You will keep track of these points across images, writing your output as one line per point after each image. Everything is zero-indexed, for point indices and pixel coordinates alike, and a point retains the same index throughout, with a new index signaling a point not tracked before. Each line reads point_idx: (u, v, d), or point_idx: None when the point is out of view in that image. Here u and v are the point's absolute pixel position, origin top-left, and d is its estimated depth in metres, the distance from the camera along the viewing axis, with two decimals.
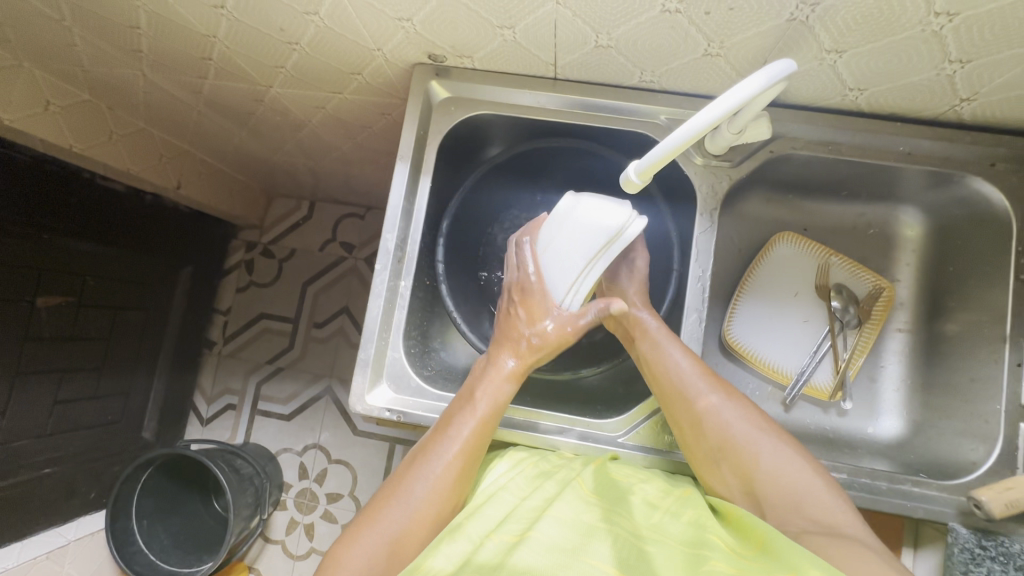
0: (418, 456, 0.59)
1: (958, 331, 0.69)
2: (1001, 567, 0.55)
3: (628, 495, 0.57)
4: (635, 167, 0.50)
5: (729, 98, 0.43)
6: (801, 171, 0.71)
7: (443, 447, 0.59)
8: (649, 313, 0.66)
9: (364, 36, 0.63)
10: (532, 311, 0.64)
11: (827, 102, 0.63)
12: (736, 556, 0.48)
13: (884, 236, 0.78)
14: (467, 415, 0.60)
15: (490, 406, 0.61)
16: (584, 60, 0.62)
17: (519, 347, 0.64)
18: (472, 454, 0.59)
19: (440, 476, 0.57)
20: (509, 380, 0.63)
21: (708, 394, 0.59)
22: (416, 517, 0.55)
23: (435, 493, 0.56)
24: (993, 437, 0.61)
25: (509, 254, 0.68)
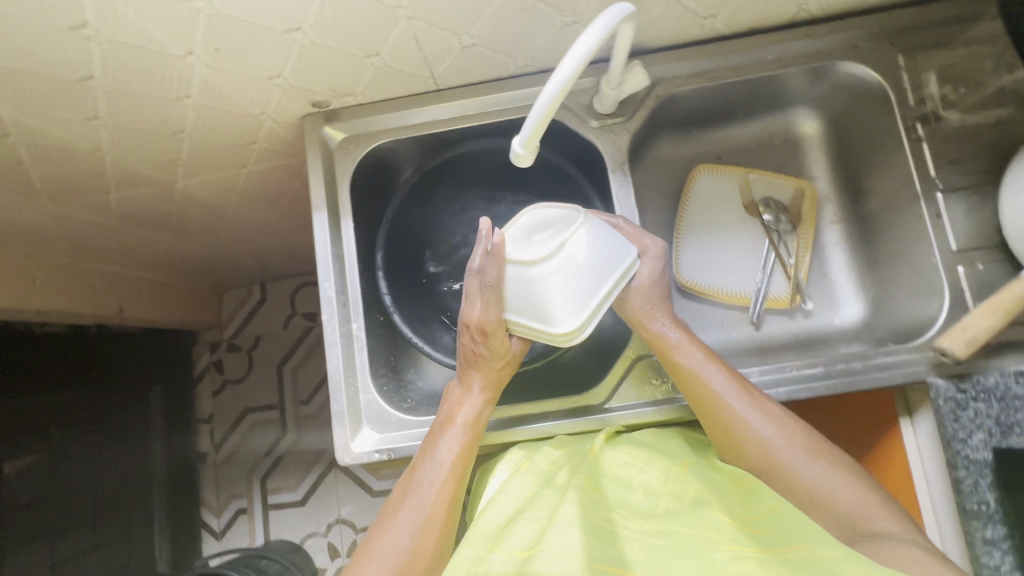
0: (408, 486, 0.57)
1: (880, 205, 0.73)
2: (985, 403, 0.58)
3: (633, 484, 0.57)
4: (520, 141, 0.52)
5: (604, 21, 0.46)
6: (692, 105, 0.75)
7: (429, 475, 0.57)
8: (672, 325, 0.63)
9: (244, 105, 0.65)
10: (495, 343, 0.62)
11: (690, 35, 0.66)
12: (750, 527, 0.49)
13: (789, 141, 0.81)
14: (453, 442, 0.59)
15: (472, 429, 0.60)
16: (457, 63, 0.64)
17: (490, 366, 0.62)
18: (462, 481, 0.58)
19: (433, 505, 0.56)
20: (483, 403, 0.62)
21: (744, 409, 0.58)
22: (415, 548, 0.54)
23: (429, 521, 0.55)
24: (940, 288, 0.64)
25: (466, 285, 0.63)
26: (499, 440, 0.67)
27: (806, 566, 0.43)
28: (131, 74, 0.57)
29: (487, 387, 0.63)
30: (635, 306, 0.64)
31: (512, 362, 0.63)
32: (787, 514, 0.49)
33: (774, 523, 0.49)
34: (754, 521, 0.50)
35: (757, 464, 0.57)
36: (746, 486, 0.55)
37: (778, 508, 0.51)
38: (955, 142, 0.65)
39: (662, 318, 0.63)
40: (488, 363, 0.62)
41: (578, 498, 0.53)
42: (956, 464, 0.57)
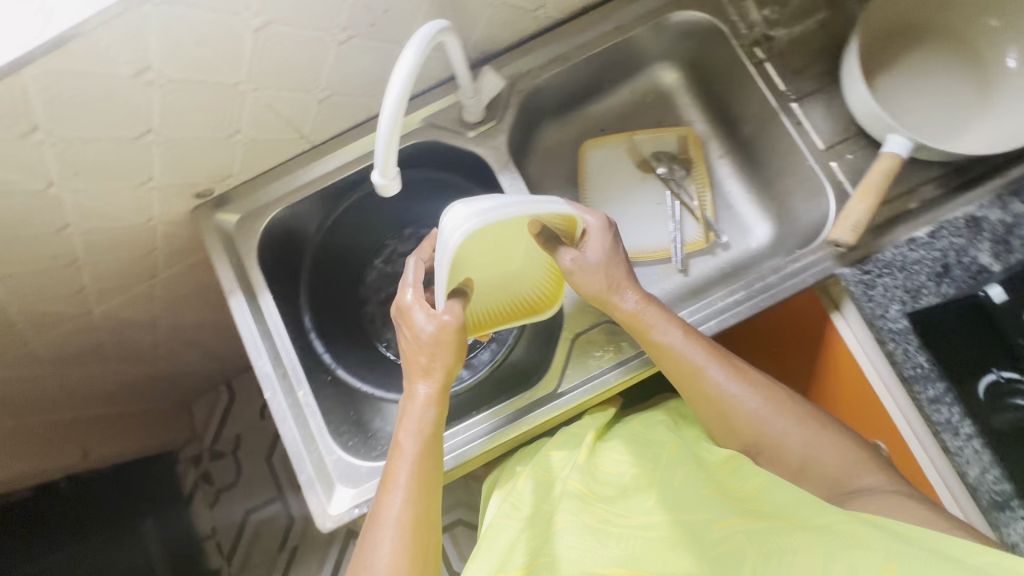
0: (378, 507, 0.55)
1: (752, 130, 0.77)
2: (889, 276, 0.62)
3: (624, 479, 0.60)
4: (378, 172, 0.52)
5: (419, 38, 0.48)
6: (557, 90, 0.78)
7: (397, 488, 0.55)
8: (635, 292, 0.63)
9: (128, 215, 0.65)
10: (412, 323, 0.60)
11: (529, 29, 0.70)
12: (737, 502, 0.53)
13: (659, 96, 0.85)
14: (415, 450, 0.56)
15: (429, 428, 0.58)
16: (320, 117, 0.66)
17: (432, 352, 0.59)
18: (432, 488, 0.56)
19: (406, 522, 0.53)
20: (435, 398, 0.59)
21: (726, 383, 0.60)
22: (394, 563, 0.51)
23: (408, 538, 0.53)
24: (822, 187, 0.68)
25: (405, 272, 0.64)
26: (477, 456, 0.66)
27: (793, 524, 0.46)
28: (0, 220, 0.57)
29: (430, 374, 0.59)
30: (604, 296, 0.63)
31: (446, 340, 0.58)
32: (773, 487, 0.53)
33: (759, 498, 0.53)
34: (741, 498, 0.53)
35: (743, 434, 0.60)
36: (735, 467, 0.58)
37: (764, 484, 0.54)
38: (793, 53, 0.70)
39: (635, 300, 0.62)
40: (430, 347, 0.59)
41: (575, 509, 0.55)
42: (885, 338, 0.60)
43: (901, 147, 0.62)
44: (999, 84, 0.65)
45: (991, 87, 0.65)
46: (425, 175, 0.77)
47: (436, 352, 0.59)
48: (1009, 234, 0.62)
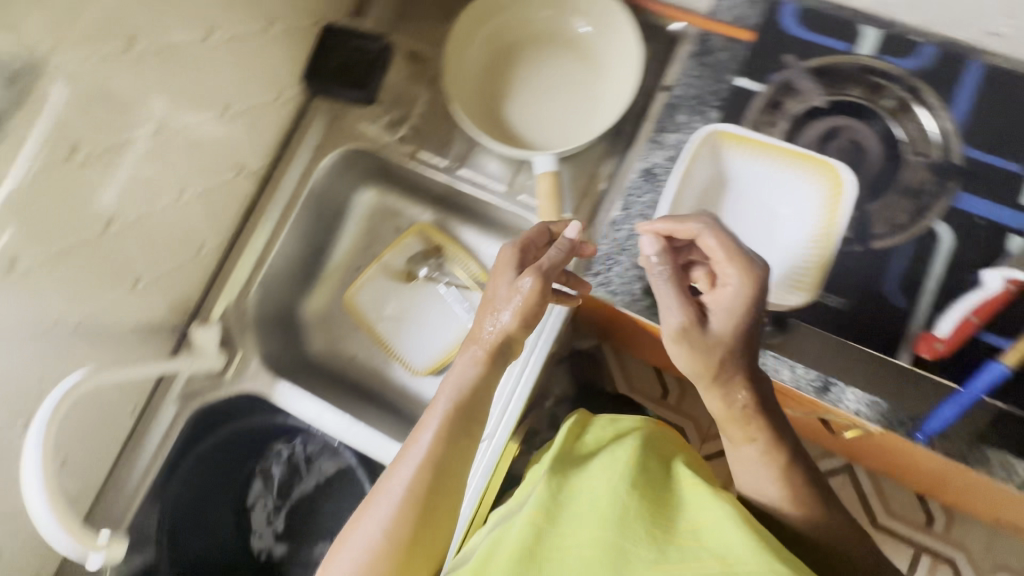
0: (370, 500, 0.50)
1: (459, 197, 0.79)
2: (607, 265, 0.64)
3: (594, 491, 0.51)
4: (90, 555, 0.51)
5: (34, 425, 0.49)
6: (282, 279, 0.80)
7: (393, 491, 0.49)
8: (733, 378, 0.50)
9: None
10: (499, 292, 0.56)
11: (210, 264, 0.72)
12: (682, 537, 0.46)
13: (380, 213, 0.87)
14: (438, 432, 0.51)
15: (462, 402, 0.53)
16: (77, 476, 0.65)
17: (482, 341, 0.56)
18: (439, 493, 0.50)
19: (393, 533, 0.48)
20: (481, 365, 0.55)
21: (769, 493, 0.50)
22: (374, 549, 0.47)
23: (386, 551, 0.47)
24: (528, 217, 0.71)
25: (503, 266, 0.58)
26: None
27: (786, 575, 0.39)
28: None
29: (487, 356, 0.55)
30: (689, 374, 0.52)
31: (503, 335, 0.55)
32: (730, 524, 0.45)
33: (703, 533, 0.46)
34: (685, 529, 0.47)
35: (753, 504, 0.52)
36: (694, 489, 0.51)
37: (716, 518, 0.46)
38: (433, 129, 0.73)
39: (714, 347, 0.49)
40: (508, 303, 0.55)
41: (518, 541, 0.48)
42: None
43: (547, 164, 0.65)
44: (591, 52, 0.70)
45: (587, 58, 0.70)
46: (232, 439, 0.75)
47: (501, 335, 0.55)
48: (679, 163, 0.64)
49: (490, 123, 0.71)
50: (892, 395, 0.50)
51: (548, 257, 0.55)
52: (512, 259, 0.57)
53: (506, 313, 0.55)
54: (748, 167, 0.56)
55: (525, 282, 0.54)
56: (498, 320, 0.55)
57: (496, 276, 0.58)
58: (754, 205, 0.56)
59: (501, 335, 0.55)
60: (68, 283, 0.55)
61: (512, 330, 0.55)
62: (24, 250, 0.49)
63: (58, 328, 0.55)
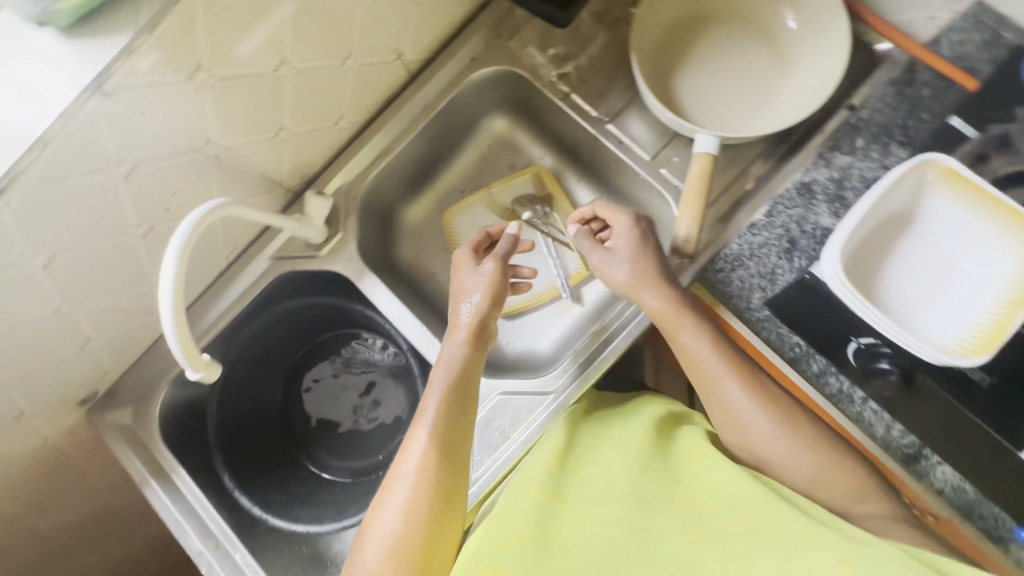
0: (382, 499, 0.54)
1: (591, 152, 0.77)
2: (741, 268, 0.61)
3: (598, 476, 0.57)
4: (190, 368, 0.49)
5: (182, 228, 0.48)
6: (395, 177, 0.80)
7: (411, 463, 0.54)
8: (661, 300, 0.59)
9: (18, 447, 0.67)
10: (464, 283, 0.67)
11: (340, 140, 0.72)
12: (703, 504, 0.50)
13: (502, 144, 0.86)
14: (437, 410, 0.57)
15: (456, 375, 0.59)
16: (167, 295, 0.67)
17: (463, 326, 0.63)
18: (450, 463, 0.55)
19: (413, 509, 0.52)
20: (467, 344, 0.62)
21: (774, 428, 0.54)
22: (409, 510, 0.52)
23: (420, 508, 0.52)
24: (663, 194, 0.68)
25: (462, 267, 0.68)
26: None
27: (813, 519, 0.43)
28: None
29: (467, 338, 0.62)
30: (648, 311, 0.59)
31: (480, 313, 0.64)
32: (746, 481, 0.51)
33: (723, 492, 0.50)
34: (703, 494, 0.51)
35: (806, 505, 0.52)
36: (700, 459, 0.56)
37: (727, 480, 0.51)
38: (596, 76, 0.71)
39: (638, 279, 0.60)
40: (477, 286, 0.65)
41: (527, 508, 0.53)
42: (757, 331, 0.59)
43: (709, 145, 0.62)
44: (785, 48, 0.66)
45: (779, 53, 0.66)
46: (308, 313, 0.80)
47: (476, 317, 0.64)
48: (841, 189, 0.62)
49: (658, 87, 0.68)
50: (976, 475, 0.52)
51: (502, 245, 0.68)
52: (468, 256, 0.69)
53: (478, 294, 0.65)
54: (946, 217, 0.55)
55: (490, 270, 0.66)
56: (471, 301, 0.65)
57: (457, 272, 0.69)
58: (935, 256, 0.55)
59: (479, 314, 0.64)
60: (227, 111, 0.55)
61: (482, 307, 0.64)
62: (208, 63, 0.49)
63: (203, 150, 0.56)
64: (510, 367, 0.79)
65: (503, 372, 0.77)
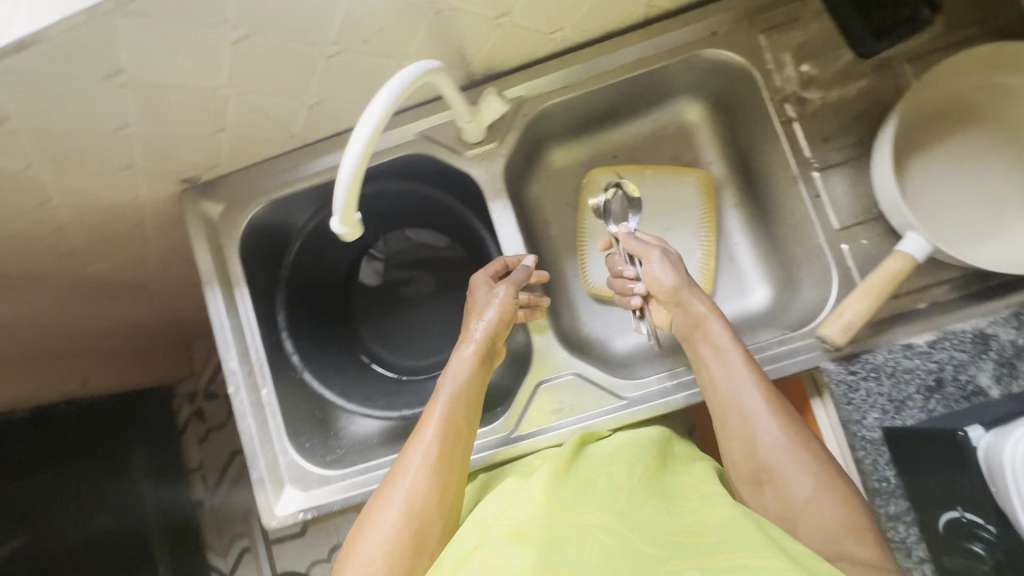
0: (379, 501, 0.55)
1: (771, 186, 0.72)
2: (875, 381, 0.58)
3: (598, 484, 0.55)
4: (337, 218, 0.46)
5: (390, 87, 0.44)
6: (569, 112, 0.74)
7: (412, 469, 0.56)
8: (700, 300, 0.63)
9: (109, 195, 0.65)
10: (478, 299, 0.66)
11: (543, 50, 0.66)
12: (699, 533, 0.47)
13: (679, 131, 0.80)
14: (439, 415, 0.59)
15: (461, 388, 0.61)
16: (309, 122, 0.63)
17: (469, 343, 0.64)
18: (448, 472, 0.57)
19: (411, 509, 0.54)
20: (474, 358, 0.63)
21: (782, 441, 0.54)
22: (405, 518, 0.53)
23: (416, 515, 0.54)
24: (828, 268, 0.63)
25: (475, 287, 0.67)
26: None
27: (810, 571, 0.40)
28: None
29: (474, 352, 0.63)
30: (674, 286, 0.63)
31: (493, 330, 0.64)
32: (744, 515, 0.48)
33: (721, 529, 0.46)
34: (699, 529, 0.48)
35: (803, 528, 0.51)
36: (706, 494, 0.53)
37: (727, 517, 0.48)
38: (831, 116, 0.64)
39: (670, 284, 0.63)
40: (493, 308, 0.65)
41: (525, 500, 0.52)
42: (855, 445, 0.58)
43: (918, 249, 0.56)
44: None
45: None
46: (418, 201, 0.76)
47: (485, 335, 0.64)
48: (1017, 357, 0.57)
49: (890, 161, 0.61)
50: None
51: (518, 273, 0.65)
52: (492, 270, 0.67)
53: (492, 314, 0.64)
54: None
55: (504, 297, 0.64)
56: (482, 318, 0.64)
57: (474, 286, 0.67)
58: None
59: (490, 333, 0.64)
60: None
61: (494, 325, 0.64)
62: None
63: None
64: (582, 346, 0.78)
65: (575, 347, 0.76)
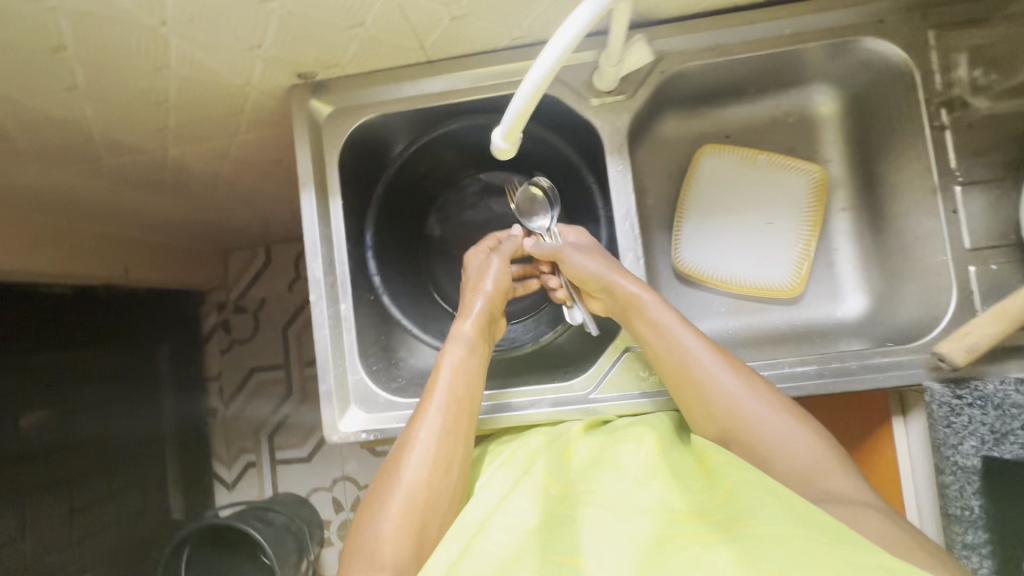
0: (390, 474, 0.57)
1: (895, 194, 0.69)
2: (981, 410, 0.56)
3: (610, 463, 0.55)
4: (502, 137, 0.51)
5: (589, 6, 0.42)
6: (702, 81, 0.70)
7: (422, 435, 0.58)
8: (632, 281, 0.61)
9: (225, 74, 0.62)
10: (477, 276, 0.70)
11: (701, 6, 0.62)
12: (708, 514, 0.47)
13: (803, 122, 0.76)
14: (444, 383, 0.62)
15: (462, 357, 0.64)
16: (444, 36, 0.60)
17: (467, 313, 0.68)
18: (456, 436, 0.59)
19: (422, 478, 0.56)
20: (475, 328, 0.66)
21: (752, 411, 0.55)
22: (418, 481, 0.56)
23: (429, 478, 0.56)
24: (949, 287, 0.61)
25: (469, 265, 0.73)
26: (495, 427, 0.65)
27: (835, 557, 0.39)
28: (111, 40, 0.54)
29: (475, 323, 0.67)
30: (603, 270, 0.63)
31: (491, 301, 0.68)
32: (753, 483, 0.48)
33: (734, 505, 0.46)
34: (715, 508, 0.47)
35: (798, 466, 0.52)
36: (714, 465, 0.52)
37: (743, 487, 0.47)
38: (988, 132, 0.60)
39: (597, 265, 0.63)
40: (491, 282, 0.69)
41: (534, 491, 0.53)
42: (944, 469, 0.57)
43: None
44: None
45: None
46: (525, 143, 0.74)
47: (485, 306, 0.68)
48: None
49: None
50: None
51: (507, 245, 0.72)
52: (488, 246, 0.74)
53: (491, 286, 0.69)
54: None
55: (495, 264, 0.70)
56: (480, 288, 0.69)
57: (472, 265, 0.73)
58: None
59: (491, 303, 0.68)
60: None
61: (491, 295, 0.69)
62: None
63: None
64: None
65: None
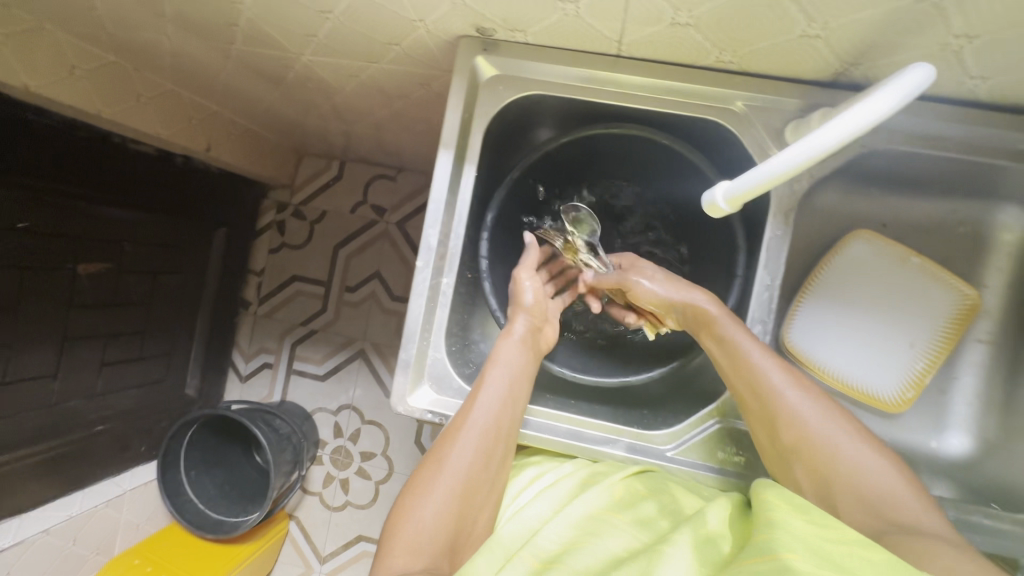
0: (430, 466, 0.56)
1: None
2: None
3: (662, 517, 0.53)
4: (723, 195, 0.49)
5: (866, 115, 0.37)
6: (893, 164, 0.63)
7: (467, 436, 0.56)
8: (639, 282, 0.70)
9: (404, 6, 0.56)
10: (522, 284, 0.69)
11: (940, 88, 0.55)
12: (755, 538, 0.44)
13: (974, 237, 0.70)
14: (493, 381, 0.60)
15: (508, 362, 0.62)
16: (653, 37, 0.54)
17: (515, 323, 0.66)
18: (498, 440, 0.58)
19: (462, 475, 0.54)
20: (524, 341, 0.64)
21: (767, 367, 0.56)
22: (460, 480, 0.54)
23: (468, 479, 0.55)
24: None
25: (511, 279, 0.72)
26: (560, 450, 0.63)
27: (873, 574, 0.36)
28: None
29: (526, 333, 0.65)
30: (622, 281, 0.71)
31: (539, 313, 0.67)
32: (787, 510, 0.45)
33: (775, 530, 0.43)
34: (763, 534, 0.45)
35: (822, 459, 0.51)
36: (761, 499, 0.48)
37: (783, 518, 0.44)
38: None
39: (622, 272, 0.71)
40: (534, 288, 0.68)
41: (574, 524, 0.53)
42: None
43: None
44: None
45: None
46: (677, 167, 0.68)
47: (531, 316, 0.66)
48: None
49: None
50: None
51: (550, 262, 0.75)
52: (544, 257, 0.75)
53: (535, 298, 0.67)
54: None
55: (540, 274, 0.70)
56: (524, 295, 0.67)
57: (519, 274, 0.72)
58: None
59: (538, 305, 0.67)
60: None
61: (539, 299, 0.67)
62: None
63: None
64: None
65: None
